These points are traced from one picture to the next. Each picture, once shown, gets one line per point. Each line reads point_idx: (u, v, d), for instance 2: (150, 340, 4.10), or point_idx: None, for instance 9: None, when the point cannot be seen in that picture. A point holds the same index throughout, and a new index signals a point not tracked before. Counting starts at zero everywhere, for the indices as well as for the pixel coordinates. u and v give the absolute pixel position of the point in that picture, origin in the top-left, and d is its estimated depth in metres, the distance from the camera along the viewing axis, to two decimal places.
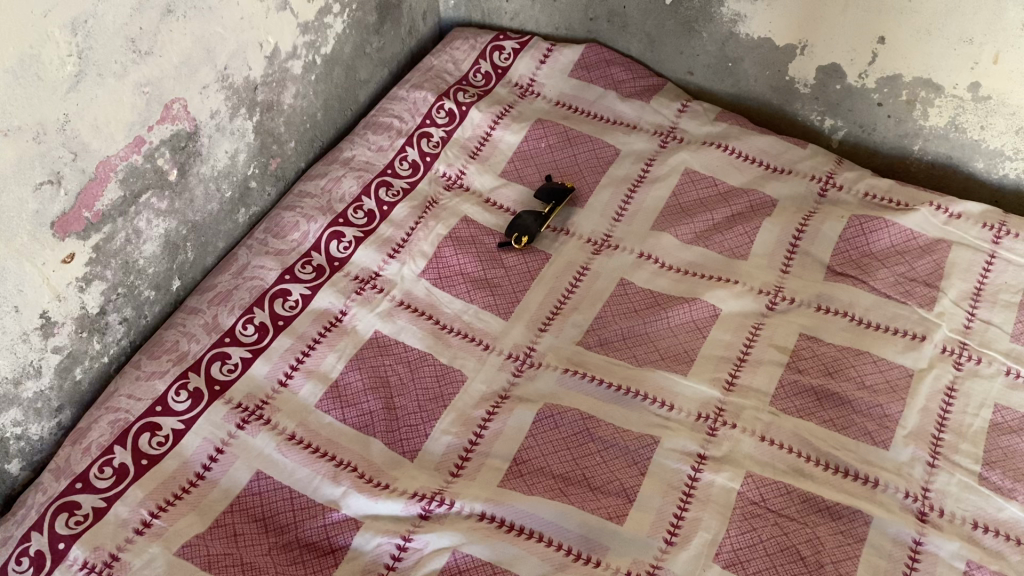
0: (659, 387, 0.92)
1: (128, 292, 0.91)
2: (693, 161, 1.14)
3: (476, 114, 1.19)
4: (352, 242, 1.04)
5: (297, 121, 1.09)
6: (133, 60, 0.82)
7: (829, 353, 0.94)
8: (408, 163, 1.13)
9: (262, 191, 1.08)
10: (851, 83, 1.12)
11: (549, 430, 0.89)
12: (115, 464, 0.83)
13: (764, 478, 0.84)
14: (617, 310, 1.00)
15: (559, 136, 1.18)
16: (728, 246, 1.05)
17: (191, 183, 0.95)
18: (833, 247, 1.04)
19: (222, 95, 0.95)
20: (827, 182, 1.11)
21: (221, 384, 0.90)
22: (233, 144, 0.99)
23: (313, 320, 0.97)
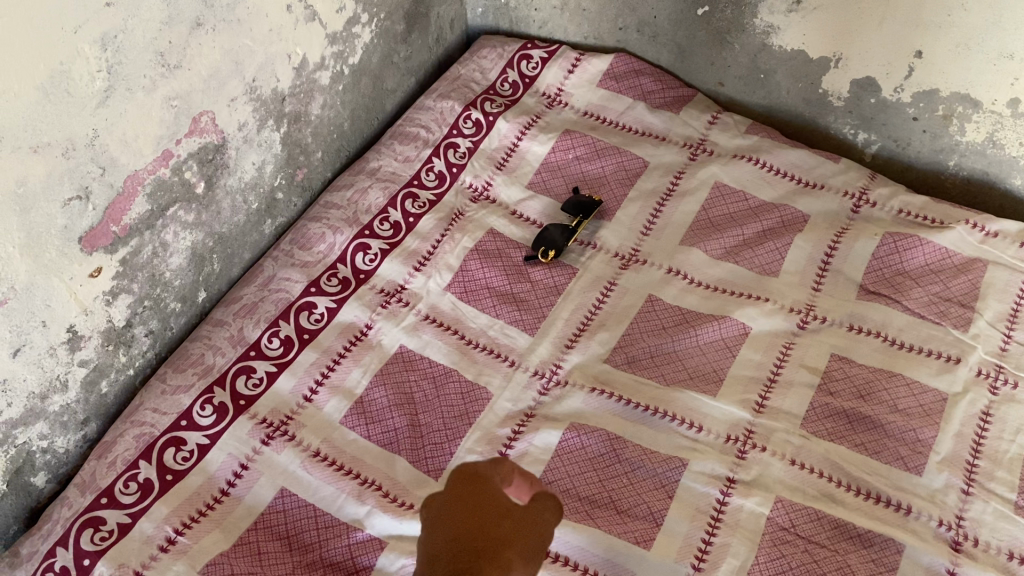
0: (687, 408, 0.91)
1: (154, 304, 0.91)
2: (723, 175, 1.11)
3: (504, 124, 1.17)
4: (378, 254, 1.03)
5: (323, 131, 1.08)
6: (162, 74, 0.82)
7: (860, 375, 0.94)
8: (434, 174, 1.12)
9: (289, 202, 1.07)
10: (886, 97, 1.09)
11: (576, 451, 0.88)
12: (140, 480, 0.83)
13: (793, 504, 0.84)
14: (646, 327, 0.98)
15: (586, 147, 1.15)
16: (759, 263, 1.03)
17: (218, 196, 0.94)
18: (866, 265, 1.02)
19: (250, 107, 0.94)
20: (860, 198, 1.08)
21: (246, 399, 0.90)
22: (261, 157, 0.99)
23: (338, 334, 0.96)
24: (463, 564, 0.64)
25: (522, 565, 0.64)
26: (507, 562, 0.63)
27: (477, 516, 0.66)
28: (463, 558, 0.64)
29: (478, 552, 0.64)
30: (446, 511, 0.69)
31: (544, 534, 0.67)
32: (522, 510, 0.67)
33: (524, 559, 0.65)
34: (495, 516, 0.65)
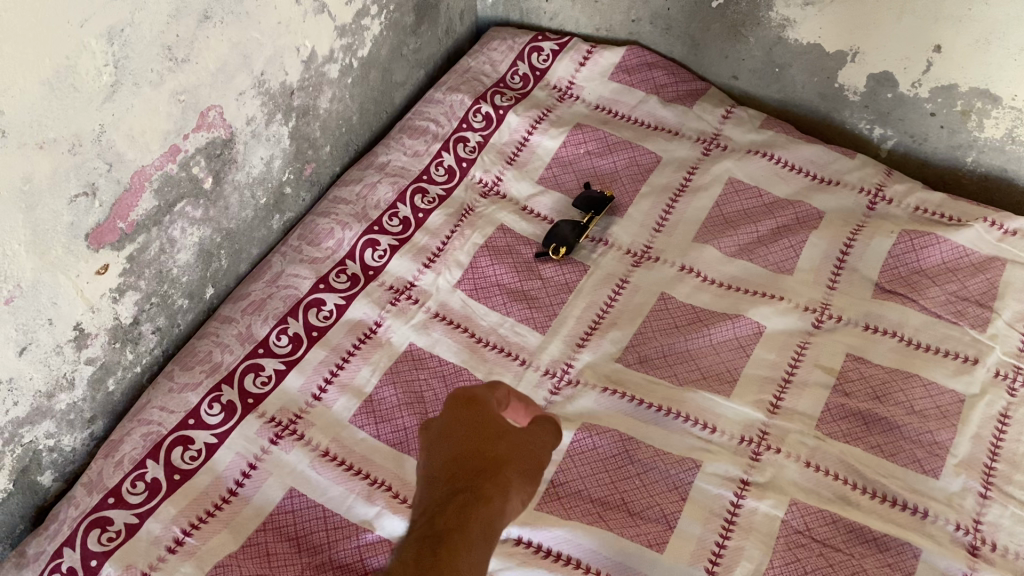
0: (700, 409, 0.90)
1: (162, 301, 0.90)
2: (737, 170, 1.09)
3: (514, 118, 1.15)
4: (387, 250, 1.01)
5: (332, 125, 1.05)
6: (169, 68, 0.80)
7: (877, 376, 0.92)
8: (443, 168, 1.10)
9: (297, 197, 1.05)
10: (903, 92, 1.07)
11: (588, 452, 0.87)
12: (147, 479, 0.82)
13: (809, 507, 0.83)
14: (659, 325, 0.97)
15: (598, 141, 1.13)
16: (774, 261, 1.02)
17: (226, 191, 0.93)
18: (882, 263, 1.01)
19: (259, 101, 0.92)
20: (876, 195, 1.07)
21: (254, 397, 0.89)
22: (269, 151, 0.97)
23: (346, 332, 0.94)
24: (462, 482, 0.59)
25: (522, 484, 0.61)
26: (508, 483, 0.60)
27: (475, 435, 0.62)
28: (463, 475, 0.60)
29: (478, 469, 0.60)
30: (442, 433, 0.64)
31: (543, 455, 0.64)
32: (518, 434, 0.64)
33: (523, 479, 0.61)
34: (495, 436, 0.63)
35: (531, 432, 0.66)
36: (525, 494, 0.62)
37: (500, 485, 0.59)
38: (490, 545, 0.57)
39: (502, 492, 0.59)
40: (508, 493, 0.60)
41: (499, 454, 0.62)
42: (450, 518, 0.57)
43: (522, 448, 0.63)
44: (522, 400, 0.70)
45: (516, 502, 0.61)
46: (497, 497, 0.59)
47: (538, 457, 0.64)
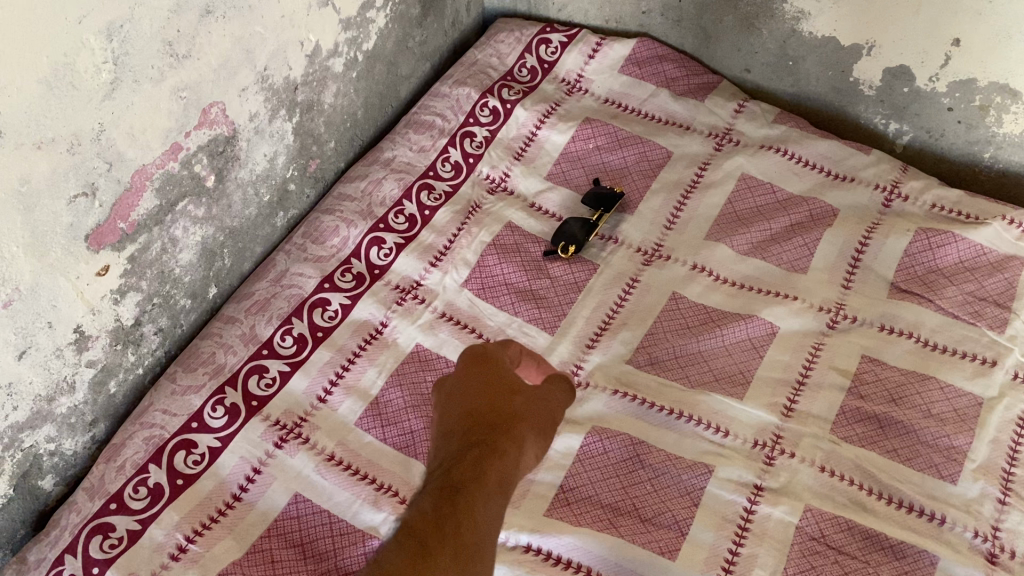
0: (713, 412, 0.89)
1: (164, 302, 0.88)
2: (749, 166, 1.07)
3: (522, 113, 1.13)
4: (393, 248, 0.99)
5: (337, 120, 1.03)
6: (170, 64, 0.78)
7: (892, 379, 0.91)
8: (450, 164, 1.08)
9: (301, 193, 1.02)
10: (920, 87, 1.05)
11: (597, 456, 0.86)
12: (150, 484, 0.81)
13: (824, 513, 0.82)
14: (670, 326, 0.95)
15: (607, 136, 1.11)
16: (787, 259, 1.00)
17: (229, 189, 0.91)
18: (898, 262, 0.99)
19: (262, 97, 0.90)
20: (891, 191, 1.04)
21: (258, 399, 0.87)
22: (272, 148, 0.94)
23: (352, 332, 0.93)
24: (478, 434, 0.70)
25: (532, 437, 0.73)
26: (521, 436, 0.71)
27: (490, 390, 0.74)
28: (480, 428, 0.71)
29: (494, 423, 0.71)
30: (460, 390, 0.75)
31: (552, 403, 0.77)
32: (529, 388, 0.76)
33: (536, 431, 0.73)
34: (508, 394, 0.74)
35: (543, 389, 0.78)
36: (536, 446, 0.73)
37: (513, 439, 0.70)
38: (503, 496, 0.66)
39: (515, 443, 0.70)
40: (519, 445, 0.70)
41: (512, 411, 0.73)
42: (467, 470, 0.65)
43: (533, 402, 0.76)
44: (534, 359, 0.82)
45: (528, 454, 0.72)
46: (510, 450, 0.69)
47: (548, 412, 0.76)
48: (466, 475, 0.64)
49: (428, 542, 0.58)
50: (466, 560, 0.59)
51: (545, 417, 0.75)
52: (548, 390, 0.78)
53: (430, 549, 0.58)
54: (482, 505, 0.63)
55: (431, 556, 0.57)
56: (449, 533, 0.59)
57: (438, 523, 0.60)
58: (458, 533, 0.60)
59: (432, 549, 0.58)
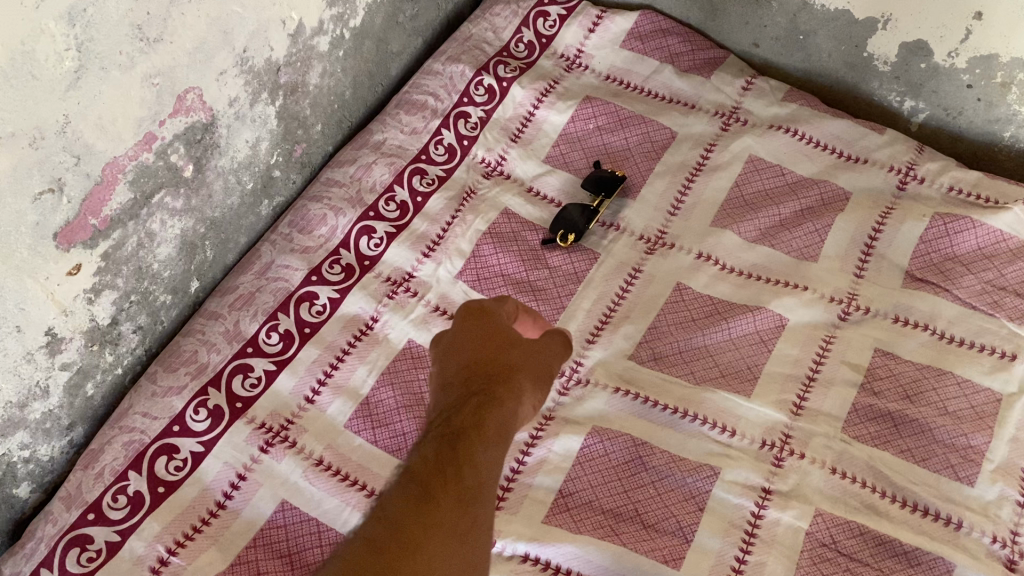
0: (719, 411, 0.85)
1: (142, 298, 0.84)
2: (759, 147, 1.02)
3: (519, 91, 1.07)
4: (383, 238, 0.95)
5: (323, 102, 0.98)
6: (141, 49, 0.73)
7: (907, 375, 0.87)
8: (443, 147, 1.03)
9: (287, 180, 0.97)
10: (938, 63, 0.99)
11: (598, 458, 0.82)
12: (129, 492, 0.77)
13: (835, 518, 0.78)
14: (675, 318, 0.91)
15: (609, 116, 1.06)
16: (797, 247, 0.95)
17: (209, 178, 0.86)
18: (913, 250, 0.94)
19: (242, 80, 0.85)
20: (907, 173, 0.99)
21: (243, 401, 0.83)
22: (254, 133, 0.89)
23: (341, 328, 0.88)
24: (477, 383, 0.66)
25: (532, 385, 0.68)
26: (521, 385, 0.67)
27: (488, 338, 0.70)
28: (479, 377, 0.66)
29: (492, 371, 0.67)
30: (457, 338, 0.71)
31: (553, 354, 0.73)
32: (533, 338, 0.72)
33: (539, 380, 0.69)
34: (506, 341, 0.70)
35: (547, 337, 0.73)
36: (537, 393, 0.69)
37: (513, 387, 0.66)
38: (504, 443, 0.62)
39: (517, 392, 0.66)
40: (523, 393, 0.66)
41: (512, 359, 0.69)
42: (467, 418, 0.61)
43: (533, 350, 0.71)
44: (531, 312, 0.77)
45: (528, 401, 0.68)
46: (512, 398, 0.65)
47: (548, 360, 0.71)
48: (467, 420, 0.61)
49: (430, 483, 0.55)
50: (468, 506, 0.55)
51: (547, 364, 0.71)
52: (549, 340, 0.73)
53: (433, 490, 0.54)
54: (484, 451, 0.59)
55: (435, 499, 0.54)
56: (451, 476, 0.56)
57: (439, 468, 0.56)
58: (461, 475, 0.56)
59: (434, 491, 0.54)
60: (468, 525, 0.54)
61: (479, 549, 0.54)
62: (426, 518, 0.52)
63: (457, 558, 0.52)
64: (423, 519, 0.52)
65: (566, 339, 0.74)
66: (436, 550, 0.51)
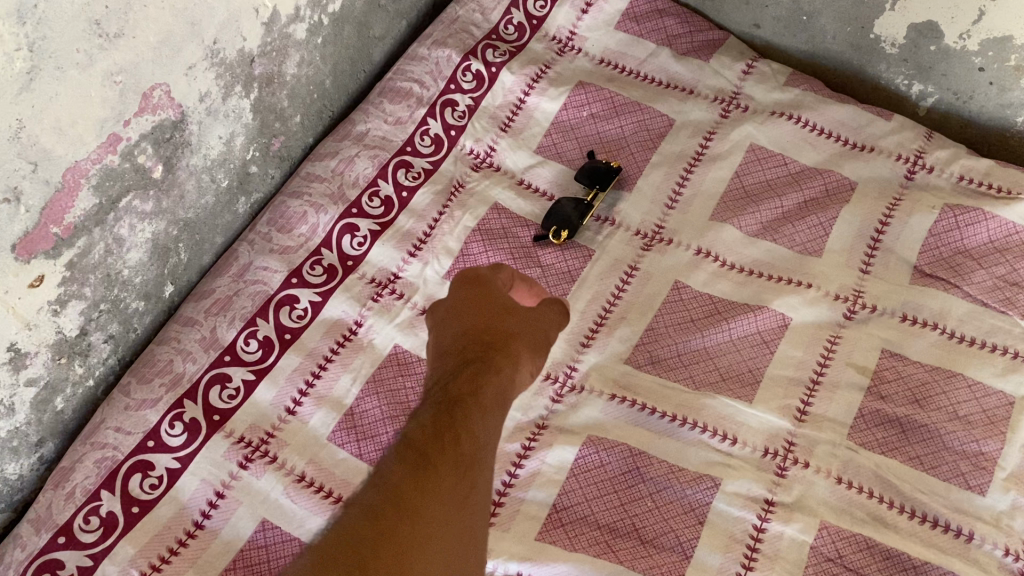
0: (719, 418, 0.81)
1: (113, 307, 0.80)
2: (760, 135, 0.97)
3: (508, 77, 1.03)
4: (367, 236, 0.90)
5: (302, 92, 0.93)
6: (100, 46, 0.68)
7: (915, 377, 0.83)
8: (429, 138, 0.98)
9: (265, 175, 0.93)
10: (949, 45, 0.94)
11: (594, 469, 0.78)
12: (102, 514, 0.74)
13: (841, 530, 0.75)
14: (673, 318, 0.87)
15: (603, 103, 1.01)
16: (801, 241, 0.91)
17: (181, 178, 0.81)
18: (922, 244, 0.90)
19: (213, 74, 0.80)
20: (915, 162, 0.94)
21: (220, 413, 0.79)
22: (228, 129, 0.85)
23: (323, 333, 0.84)
24: (473, 353, 0.74)
25: (524, 353, 0.76)
26: (514, 353, 0.75)
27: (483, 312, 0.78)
28: (475, 348, 0.74)
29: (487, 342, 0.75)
30: (455, 311, 0.79)
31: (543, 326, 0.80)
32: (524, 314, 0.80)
33: (529, 351, 0.77)
34: (500, 316, 0.78)
35: (537, 312, 0.81)
36: (529, 361, 0.77)
37: (506, 355, 0.74)
38: (499, 407, 0.70)
39: (509, 362, 0.74)
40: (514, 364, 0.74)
41: (505, 331, 0.77)
42: (465, 386, 0.69)
43: (524, 323, 0.79)
44: (526, 285, 0.84)
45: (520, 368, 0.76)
46: (506, 366, 0.73)
47: (539, 332, 0.79)
48: (465, 391, 0.69)
49: (430, 448, 0.61)
50: (465, 470, 0.61)
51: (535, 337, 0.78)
52: (540, 313, 0.81)
53: (433, 452, 0.61)
54: (479, 418, 0.67)
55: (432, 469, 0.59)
56: (449, 442, 0.62)
57: (438, 435, 0.62)
58: (458, 443, 0.63)
59: (433, 458, 0.60)
60: (465, 486, 0.60)
61: (475, 509, 0.60)
62: (425, 481, 0.58)
63: (454, 519, 0.58)
64: (422, 482, 0.58)
65: (557, 311, 0.82)
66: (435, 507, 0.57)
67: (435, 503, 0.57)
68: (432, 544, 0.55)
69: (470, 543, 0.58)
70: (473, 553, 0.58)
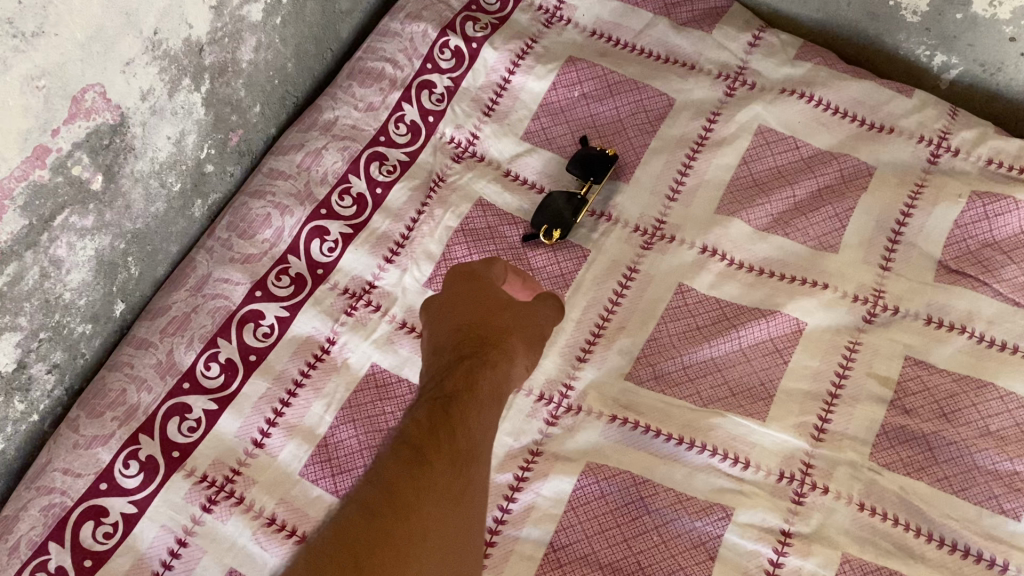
0: (730, 439, 0.74)
1: (54, 334, 0.71)
2: (768, 116, 0.88)
3: (491, 54, 0.93)
4: (338, 240, 0.82)
5: (260, 79, 0.83)
6: (14, 48, 0.58)
7: (942, 388, 0.75)
8: (405, 126, 0.89)
9: (222, 173, 0.84)
10: (977, 13, 0.84)
11: (593, 501, 0.71)
12: (50, 569, 0.67)
13: (864, 564, 0.68)
14: (677, 328, 0.80)
15: (595, 82, 0.92)
16: (815, 234, 0.83)
17: (125, 186, 0.72)
18: (947, 237, 0.82)
19: (156, 68, 0.71)
20: (939, 144, 0.86)
21: (180, 448, 0.72)
22: (177, 127, 0.75)
23: (292, 353, 0.76)
24: (469, 348, 0.65)
25: (523, 349, 0.68)
26: (512, 348, 0.67)
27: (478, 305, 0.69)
28: (471, 341, 0.66)
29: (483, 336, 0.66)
30: (448, 304, 0.70)
31: (542, 320, 0.72)
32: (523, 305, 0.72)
33: (527, 346, 0.69)
34: (498, 307, 0.70)
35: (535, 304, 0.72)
36: (527, 359, 0.68)
37: (504, 349, 0.66)
38: (495, 404, 0.62)
39: (508, 358, 0.65)
40: (513, 359, 0.66)
41: (503, 323, 0.68)
42: (460, 380, 0.61)
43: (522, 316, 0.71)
44: (520, 276, 0.76)
45: (518, 365, 0.67)
46: (504, 361, 0.65)
47: (538, 327, 0.71)
48: (459, 385, 0.60)
49: (426, 443, 0.54)
50: (461, 466, 0.54)
51: (535, 330, 0.70)
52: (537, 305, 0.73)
53: (429, 447, 0.53)
54: (476, 415, 0.58)
55: (429, 462, 0.52)
56: (445, 437, 0.54)
57: (434, 428, 0.55)
58: (454, 437, 0.55)
59: (430, 450, 0.53)
60: (461, 488, 0.53)
61: (468, 514, 0.53)
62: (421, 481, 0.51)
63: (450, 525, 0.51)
64: (419, 480, 0.51)
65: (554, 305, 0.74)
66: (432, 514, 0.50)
67: (432, 508, 0.50)
68: (426, 555, 0.48)
69: (462, 554, 0.52)
70: (465, 564, 0.52)
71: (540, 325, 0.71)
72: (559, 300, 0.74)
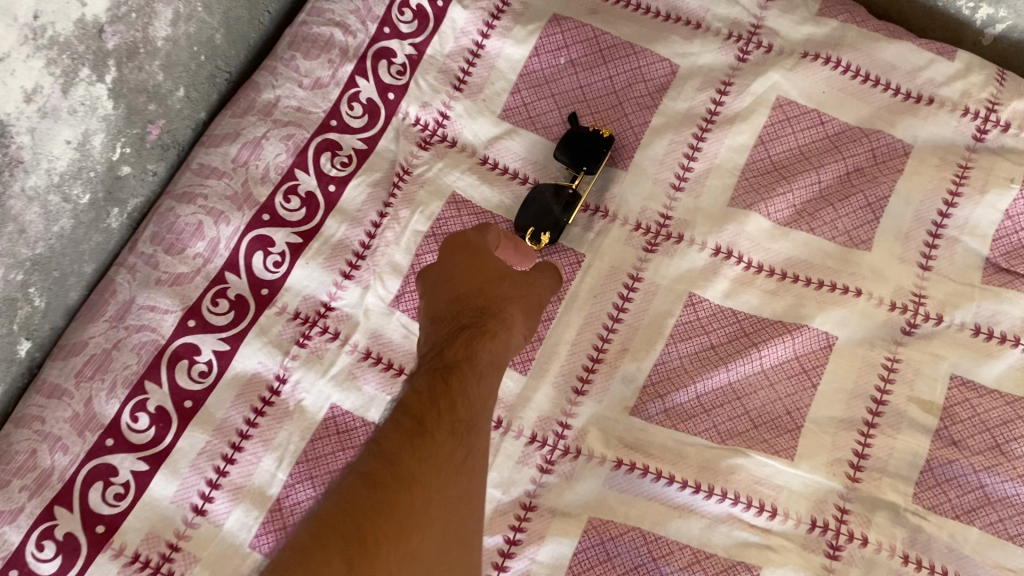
0: (753, 484, 0.63)
1: None
2: (789, 85, 0.75)
3: (459, 13, 0.79)
4: (285, 252, 0.69)
5: (180, 57, 0.69)
6: None
7: (994, 414, 0.63)
8: (360, 105, 0.75)
9: (142, 173, 0.70)
10: None
11: (596, 566, 0.62)
12: None
13: None
14: (688, 349, 0.69)
15: (584, 46, 0.78)
16: (842, 227, 0.71)
17: (16, 208, 0.59)
18: (995, 230, 0.69)
19: (41, 61, 0.56)
20: (987, 116, 0.71)
21: (106, 521, 0.61)
22: (78, 128, 0.61)
23: (235, 397, 0.64)
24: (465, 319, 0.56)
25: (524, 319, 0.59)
26: (511, 316, 0.57)
27: (476, 271, 0.60)
28: (468, 311, 0.57)
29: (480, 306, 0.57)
30: (440, 275, 0.61)
31: (540, 293, 0.63)
32: (519, 276, 0.62)
33: (526, 315, 0.59)
34: (494, 274, 0.61)
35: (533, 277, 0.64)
36: (527, 330, 0.59)
37: (503, 319, 0.57)
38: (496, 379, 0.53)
39: (507, 326, 0.56)
40: (513, 327, 0.57)
41: (501, 291, 0.59)
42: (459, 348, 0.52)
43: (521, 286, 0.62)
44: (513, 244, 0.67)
45: (517, 335, 0.58)
46: (501, 330, 0.56)
47: (539, 297, 0.62)
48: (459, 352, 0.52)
49: (424, 416, 0.46)
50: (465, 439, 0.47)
51: (535, 302, 0.61)
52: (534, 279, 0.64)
53: (428, 418, 0.46)
54: (476, 387, 0.50)
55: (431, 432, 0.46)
56: (444, 409, 0.47)
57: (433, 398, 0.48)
58: (454, 409, 0.48)
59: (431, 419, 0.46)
60: (463, 460, 0.46)
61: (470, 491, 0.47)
62: (415, 461, 0.44)
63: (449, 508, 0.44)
64: (414, 459, 0.44)
65: (551, 277, 0.65)
66: (426, 494, 0.43)
67: (433, 482, 0.44)
68: (425, 538, 0.42)
69: (463, 534, 0.45)
70: (467, 544, 0.46)
71: (540, 296, 0.62)
72: (555, 272, 0.66)
